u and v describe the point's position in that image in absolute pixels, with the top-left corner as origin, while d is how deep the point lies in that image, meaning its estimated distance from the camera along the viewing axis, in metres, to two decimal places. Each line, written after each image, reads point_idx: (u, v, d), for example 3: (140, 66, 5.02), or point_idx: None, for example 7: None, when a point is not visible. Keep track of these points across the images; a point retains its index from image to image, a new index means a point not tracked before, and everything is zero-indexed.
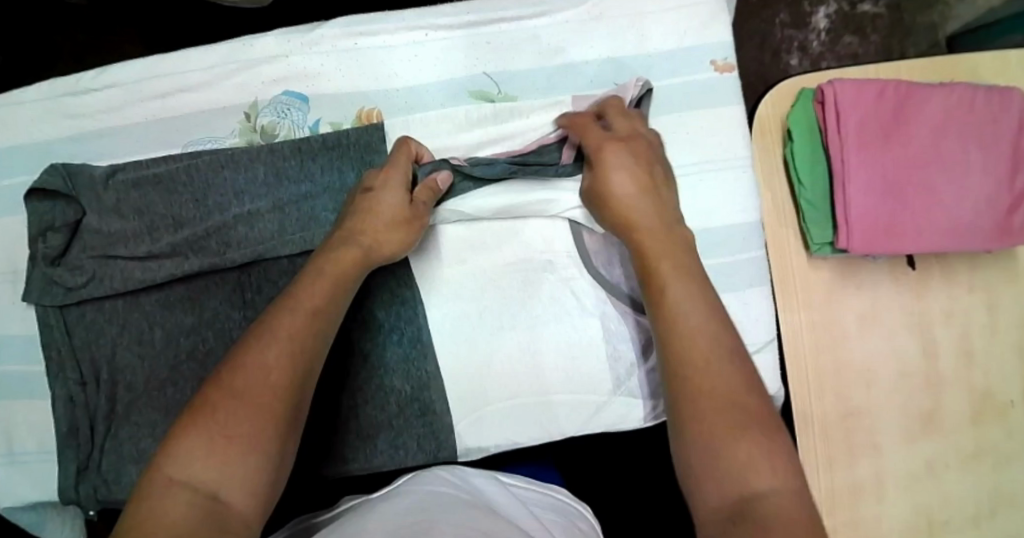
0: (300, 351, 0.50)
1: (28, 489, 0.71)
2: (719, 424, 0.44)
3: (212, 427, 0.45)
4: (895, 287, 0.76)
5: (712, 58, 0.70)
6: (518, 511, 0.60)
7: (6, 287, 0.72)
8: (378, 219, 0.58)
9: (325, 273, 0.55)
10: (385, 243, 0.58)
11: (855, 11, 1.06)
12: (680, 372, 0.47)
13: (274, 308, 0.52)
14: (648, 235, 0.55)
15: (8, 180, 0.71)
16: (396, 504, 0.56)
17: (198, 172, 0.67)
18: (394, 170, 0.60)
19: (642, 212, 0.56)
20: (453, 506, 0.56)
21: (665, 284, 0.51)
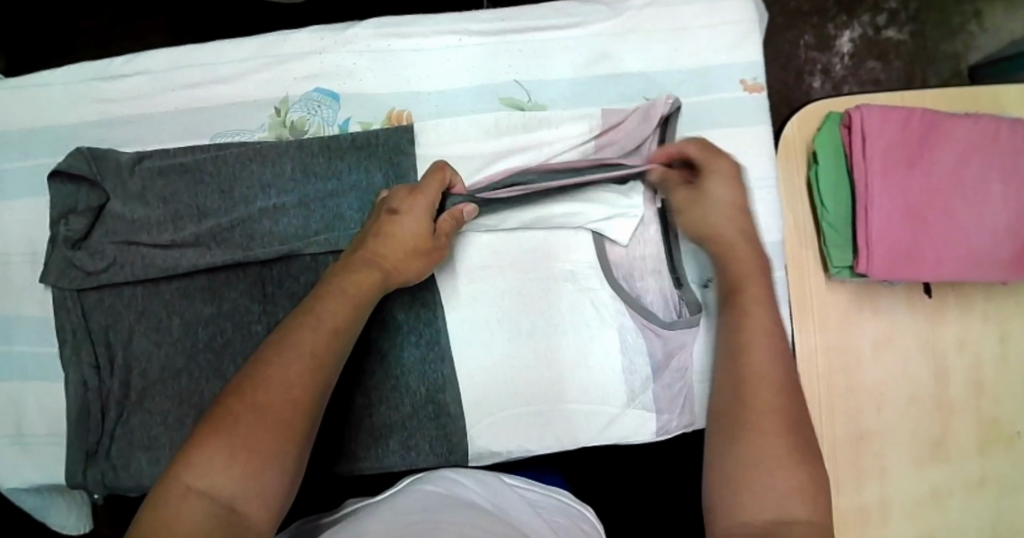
0: (322, 366, 0.50)
1: (34, 471, 0.70)
2: (777, 449, 0.44)
3: (234, 439, 0.45)
4: (911, 313, 0.76)
5: (742, 78, 0.70)
6: (525, 514, 0.60)
7: (24, 269, 0.72)
8: (400, 247, 0.57)
9: (347, 290, 0.54)
10: (402, 272, 0.58)
11: (879, 37, 1.07)
12: (741, 396, 0.47)
13: (294, 320, 0.51)
14: (735, 245, 0.55)
15: (34, 161, 0.72)
16: (406, 505, 0.56)
17: (225, 164, 0.67)
18: (422, 195, 0.59)
19: (729, 227, 0.56)
20: (463, 508, 0.56)
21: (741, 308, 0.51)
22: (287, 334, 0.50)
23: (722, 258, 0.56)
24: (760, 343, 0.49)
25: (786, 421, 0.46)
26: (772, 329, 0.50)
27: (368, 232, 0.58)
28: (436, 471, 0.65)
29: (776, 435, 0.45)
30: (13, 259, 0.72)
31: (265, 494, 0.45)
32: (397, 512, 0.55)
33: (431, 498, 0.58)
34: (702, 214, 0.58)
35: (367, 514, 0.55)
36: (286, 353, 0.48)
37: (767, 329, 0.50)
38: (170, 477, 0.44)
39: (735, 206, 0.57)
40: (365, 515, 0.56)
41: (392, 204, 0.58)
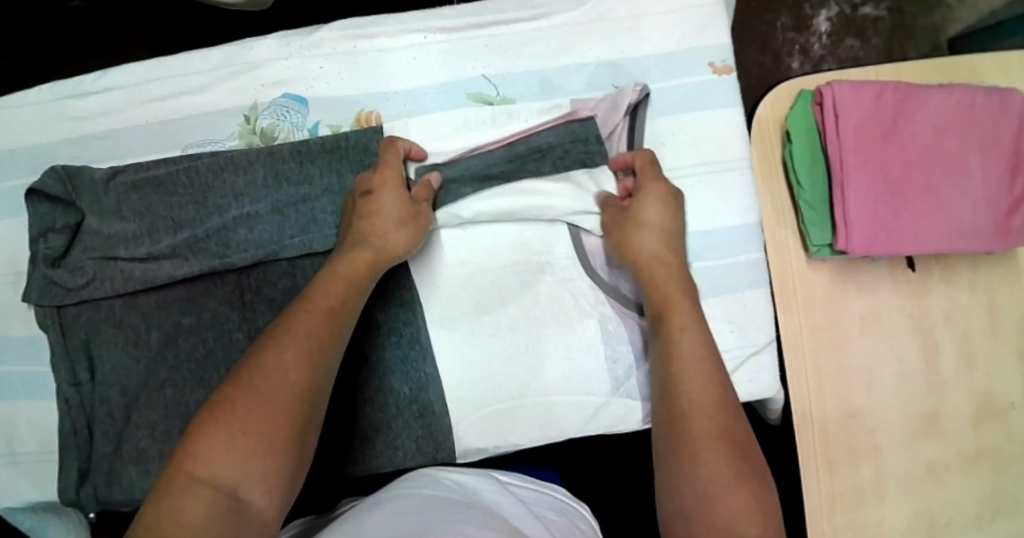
0: (318, 348, 0.52)
1: (27, 489, 0.71)
2: (725, 475, 0.48)
3: (231, 424, 0.47)
4: (896, 288, 0.76)
5: (711, 60, 0.70)
6: (520, 512, 0.60)
7: (6, 290, 0.72)
8: (385, 220, 0.61)
9: (341, 273, 0.58)
10: (393, 245, 0.60)
11: (857, 14, 1.06)
12: (686, 424, 0.51)
13: (293, 308, 0.54)
14: (663, 269, 0.60)
15: (9, 182, 0.72)
16: (389, 505, 0.57)
17: (198, 174, 0.67)
18: (391, 170, 0.62)
19: (661, 259, 0.61)
20: (447, 506, 0.57)
21: (677, 336, 0.56)
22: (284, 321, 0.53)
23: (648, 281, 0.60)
24: (698, 365, 0.54)
25: (729, 446, 0.49)
26: (706, 356, 0.54)
27: (353, 215, 0.62)
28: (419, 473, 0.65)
29: (722, 462, 0.48)
30: None
31: (270, 475, 0.46)
32: (379, 513, 0.55)
33: (414, 496, 0.58)
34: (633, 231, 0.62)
35: (352, 517, 0.56)
36: (282, 336, 0.51)
37: (700, 353, 0.54)
38: (171, 468, 0.45)
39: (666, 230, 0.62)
40: (349, 518, 0.56)
41: (364, 185, 0.62)
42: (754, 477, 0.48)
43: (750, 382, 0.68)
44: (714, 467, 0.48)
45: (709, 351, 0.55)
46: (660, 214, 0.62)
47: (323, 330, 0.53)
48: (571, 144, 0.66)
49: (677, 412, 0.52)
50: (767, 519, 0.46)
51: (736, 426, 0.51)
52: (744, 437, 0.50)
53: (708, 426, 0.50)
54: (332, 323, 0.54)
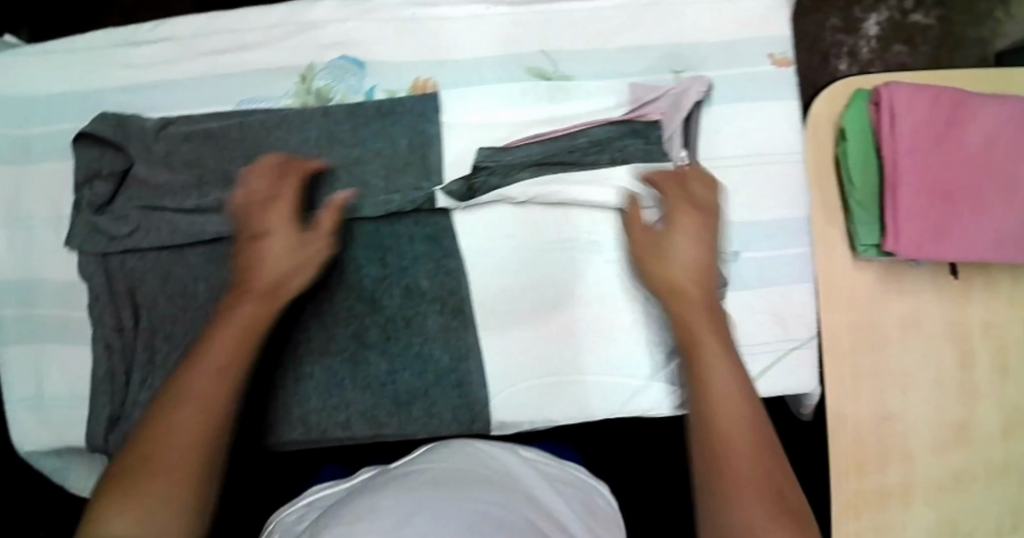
0: (213, 404, 0.51)
1: (59, 432, 0.72)
2: (760, 515, 0.46)
3: (132, 492, 0.46)
4: (938, 295, 0.76)
5: (771, 52, 0.69)
6: (550, 493, 0.61)
7: (49, 233, 0.73)
8: (270, 259, 0.59)
9: (234, 327, 0.56)
10: (284, 283, 0.59)
11: (906, 20, 1.05)
12: (720, 460, 0.49)
13: (183, 366, 0.53)
14: (693, 307, 0.59)
15: (57, 126, 0.73)
16: (416, 475, 0.57)
17: (250, 130, 0.67)
18: (280, 206, 0.61)
19: (700, 281, 0.60)
20: (472, 477, 0.57)
21: (708, 367, 0.54)
22: (179, 381, 0.51)
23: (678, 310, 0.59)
24: (730, 397, 0.52)
25: (766, 484, 0.47)
26: (740, 387, 0.53)
27: (238, 256, 0.60)
28: (441, 445, 0.66)
29: (756, 499, 0.47)
30: (39, 222, 0.74)
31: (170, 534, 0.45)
32: (407, 482, 0.56)
33: (439, 468, 0.59)
34: (667, 265, 0.60)
35: (386, 485, 0.56)
36: (177, 397, 0.50)
37: (732, 386, 0.53)
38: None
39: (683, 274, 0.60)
40: (377, 485, 0.57)
41: (249, 228, 0.60)
42: (791, 516, 0.46)
43: (783, 378, 0.68)
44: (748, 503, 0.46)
45: (745, 387, 0.53)
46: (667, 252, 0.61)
47: (219, 383, 0.52)
48: (631, 139, 0.65)
49: (711, 453, 0.50)
50: None
51: (774, 469, 0.49)
52: (784, 476, 0.49)
53: (744, 463, 0.49)
54: (233, 378, 0.53)
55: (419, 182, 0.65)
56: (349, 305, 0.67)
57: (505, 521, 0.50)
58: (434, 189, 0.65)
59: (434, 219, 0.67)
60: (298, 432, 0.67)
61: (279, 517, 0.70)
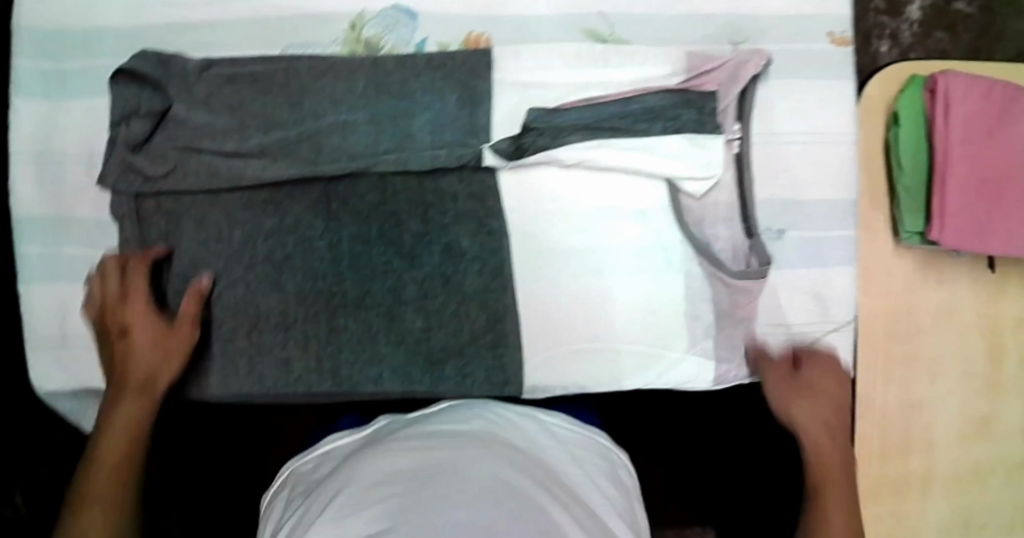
0: (117, 505, 0.55)
1: (83, 373, 0.72)
2: None
3: None
4: (974, 286, 0.75)
5: (830, 30, 0.68)
6: (576, 467, 0.61)
7: (80, 171, 0.72)
8: (142, 350, 0.62)
9: (121, 424, 0.60)
10: (163, 376, 0.63)
11: (949, 8, 1.04)
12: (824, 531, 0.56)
13: (80, 473, 0.57)
14: (816, 424, 0.62)
15: (94, 62, 0.71)
16: (438, 435, 0.58)
17: (297, 75, 0.66)
18: (136, 286, 0.64)
19: (833, 420, 0.62)
20: (495, 440, 0.58)
21: (826, 471, 0.60)
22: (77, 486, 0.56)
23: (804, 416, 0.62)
24: (839, 506, 0.58)
25: None
26: (850, 512, 0.58)
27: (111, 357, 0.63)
28: (457, 400, 0.67)
29: None
30: (70, 159, 0.72)
31: None
32: (430, 442, 0.57)
33: (459, 427, 0.59)
34: (801, 392, 0.63)
35: (412, 449, 0.55)
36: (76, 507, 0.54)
37: (845, 507, 0.58)
38: None
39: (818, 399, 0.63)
40: (398, 441, 0.58)
41: (115, 323, 0.64)
42: None
43: None
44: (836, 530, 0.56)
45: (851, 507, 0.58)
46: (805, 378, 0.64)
47: (108, 484, 0.56)
48: (684, 108, 0.64)
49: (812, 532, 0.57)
50: None
51: None
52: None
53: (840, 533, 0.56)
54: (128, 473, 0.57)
55: (466, 138, 0.64)
56: (387, 260, 0.66)
57: (530, 488, 0.51)
58: (483, 145, 0.64)
59: (480, 178, 0.66)
60: (329, 383, 0.67)
61: (294, 464, 0.69)
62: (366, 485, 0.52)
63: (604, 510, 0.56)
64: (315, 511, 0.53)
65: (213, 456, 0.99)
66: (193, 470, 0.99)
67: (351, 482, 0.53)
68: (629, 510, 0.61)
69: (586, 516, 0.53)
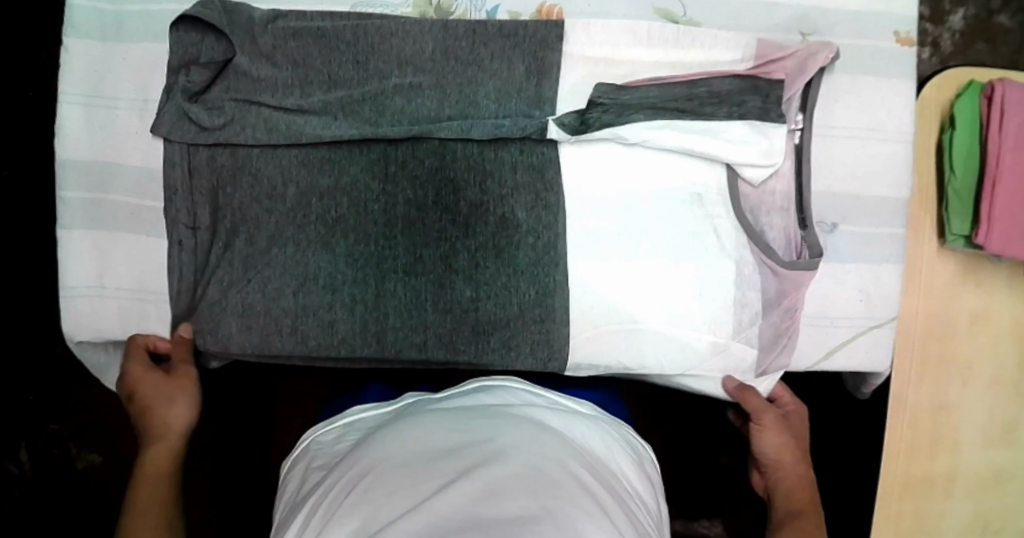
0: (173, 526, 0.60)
1: (118, 324, 0.70)
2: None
3: None
4: (1012, 293, 0.76)
5: (896, 29, 0.69)
6: (608, 454, 0.56)
7: (132, 117, 0.70)
8: (156, 409, 0.68)
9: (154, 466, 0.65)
10: (178, 421, 0.68)
11: (990, 20, 0.93)
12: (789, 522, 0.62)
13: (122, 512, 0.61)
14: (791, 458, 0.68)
15: (157, 7, 0.70)
16: (472, 418, 0.53)
17: (365, 33, 0.65)
18: (132, 360, 0.69)
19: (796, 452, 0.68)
20: (532, 425, 0.53)
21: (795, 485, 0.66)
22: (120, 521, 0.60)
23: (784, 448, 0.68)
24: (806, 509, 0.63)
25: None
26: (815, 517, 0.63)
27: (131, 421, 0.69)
28: (491, 379, 0.63)
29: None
30: (122, 103, 0.70)
31: None
32: (463, 427, 0.52)
33: (493, 412, 0.55)
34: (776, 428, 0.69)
35: (428, 434, 0.51)
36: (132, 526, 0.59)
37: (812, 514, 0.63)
38: None
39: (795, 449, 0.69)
40: (428, 423, 0.53)
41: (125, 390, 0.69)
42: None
43: (863, 355, 0.70)
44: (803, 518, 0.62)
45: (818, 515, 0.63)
46: (788, 427, 0.70)
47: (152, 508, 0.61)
48: (749, 96, 0.64)
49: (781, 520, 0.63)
50: None
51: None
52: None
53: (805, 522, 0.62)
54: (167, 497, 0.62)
55: (532, 110, 0.65)
56: (441, 227, 0.66)
57: (570, 485, 0.46)
58: (548, 118, 0.65)
59: (541, 150, 0.66)
60: (371, 348, 0.67)
61: (315, 434, 0.63)
62: (391, 473, 0.47)
63: (633, 505, 0.51)
64: (335, 497, 0.48)
65: (232, 418, 0.99)
66: (210, 428, 0.99)
67: (376, 467, 0.49)
68: (657, 511, 0.56)
69: (631, 523, 0.47)
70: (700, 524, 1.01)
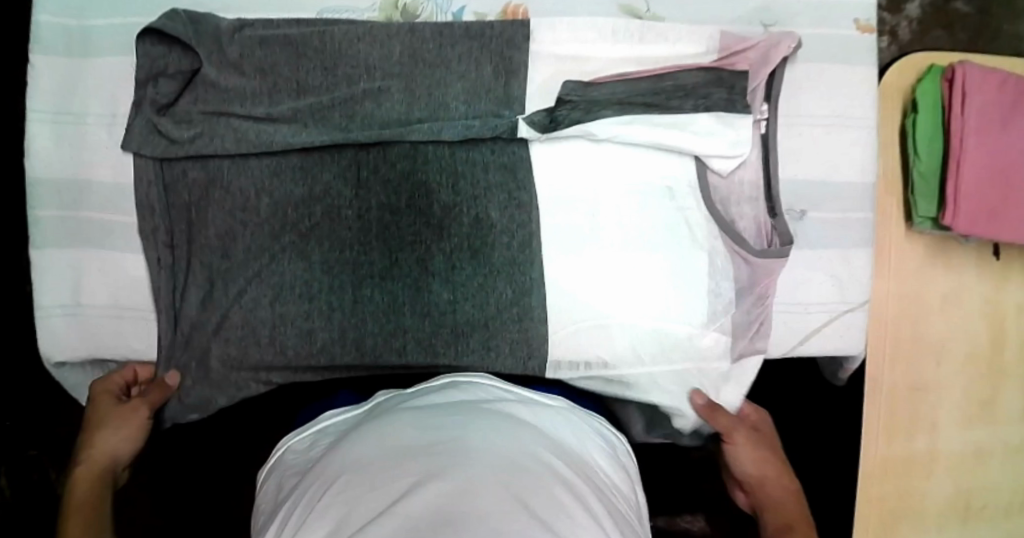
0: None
1: (94, 342, 0.70)
2: None
3: None
4: (980, 272, 0.77)
5: (856, 17, 0.70)
6: (580, 443, 0.57)
7: (101, 133, 0.69)
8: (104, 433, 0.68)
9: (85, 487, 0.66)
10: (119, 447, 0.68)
11: (947, 6, 0.94)
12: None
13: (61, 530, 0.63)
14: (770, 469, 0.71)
15: (122, 20, 0.70)
16: (440, 417, 0.53)
17: (332, 39, 0.65)
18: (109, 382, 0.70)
19: (773, 468, 0.71)
20: (500, 420, 0.53)
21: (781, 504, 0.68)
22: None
23: (762, 465, 0.71)
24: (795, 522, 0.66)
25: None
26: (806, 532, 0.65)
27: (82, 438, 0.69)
28: (460, 375, 0.63)
29: None
30: (91, 119, 0.69)
31: None
32: (431, 426, 0.51)
33: (460, 409, 0.54)
34: (753, 447, 0.71)
35: (397, 429, 0.52)
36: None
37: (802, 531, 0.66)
38: None
39: (771, 462, 0.71)
40: (396, 424, 0.53)
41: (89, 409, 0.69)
42: None
43: (838, 339, 0.71)
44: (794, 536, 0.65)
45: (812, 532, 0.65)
46: (761, 440, 0.72)
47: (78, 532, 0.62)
48: (715, 88, 0.65)
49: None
50: None
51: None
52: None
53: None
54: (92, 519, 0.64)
55: (499, 109, 0.65)
56: (415, 230, 0.66)
57: (541, 479, 0.46)
58: (518, 117, 0.65)
59: (512, 149, 0.66)
60: (350, 354, 0.67)
61: (288, 443, 0.63)
62: (361, 477, 0.47)
63: (606, 490, 0.53)
64: (308, 503, 0.48)
65: (212, 441, 0.99)
66: (191, 449, 0.99)
67: (347, 472, 0.48)
68: (631, 495, 0.57)
69: (604, 510, 0.48)
70: (685, 519, 1.02)
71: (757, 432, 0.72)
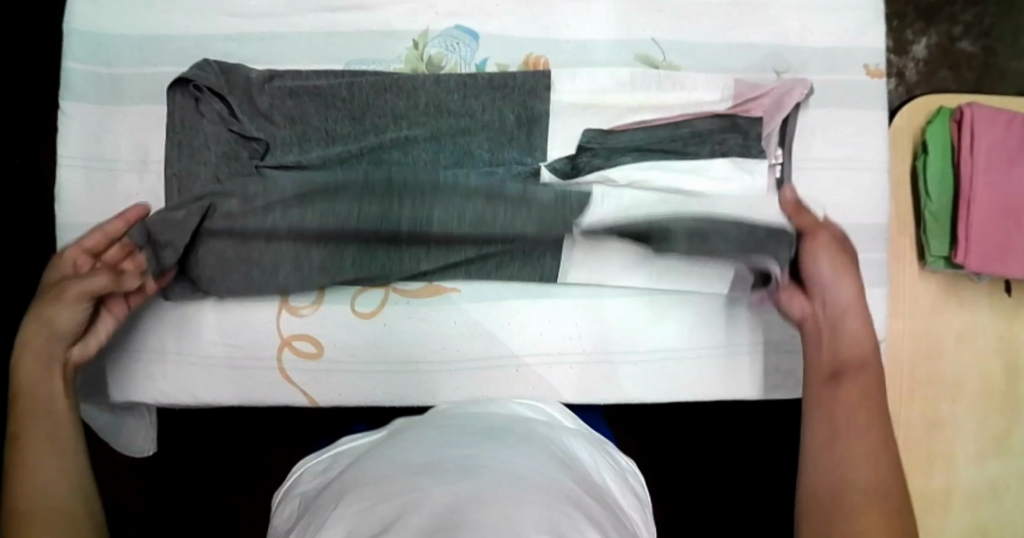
0: (63, 448, 0.52)
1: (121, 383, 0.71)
2: (860, 390, 0.55)
3: None
4: (992, 308, 0.78)
5: (866, 62, 0.72)
6: (594, 465, 0.58)
7: (133, 178, 0.71)
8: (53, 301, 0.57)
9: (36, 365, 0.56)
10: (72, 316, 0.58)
11: (953, 47, 0.97)
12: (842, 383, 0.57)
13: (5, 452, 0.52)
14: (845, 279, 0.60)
15: (153, 68, 0.72)
16: (448, 436, 0.53)
17: (361, 91, 0.67)
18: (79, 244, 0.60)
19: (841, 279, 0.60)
20: (510, 439, 0.53)
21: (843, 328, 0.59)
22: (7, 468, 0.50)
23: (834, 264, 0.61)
24: (857, 314, 0.59)
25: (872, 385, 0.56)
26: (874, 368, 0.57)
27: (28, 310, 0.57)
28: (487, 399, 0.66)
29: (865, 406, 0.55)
30: (122, 165, 0.71)
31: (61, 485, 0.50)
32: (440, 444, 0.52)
33: (479, 430, 0.55)
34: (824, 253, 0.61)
35: (400, 449, 0.52)
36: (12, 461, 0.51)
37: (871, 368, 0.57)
38: None
39: (849, 285, 0.60)
40: (404, 444, 0.53)
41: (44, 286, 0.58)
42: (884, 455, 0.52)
43: None
44: (846, 338, 0.58)
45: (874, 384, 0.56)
46: (842, 252, 0.62)
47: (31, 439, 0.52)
48: (730, 133, 0.67)
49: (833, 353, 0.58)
50: (877, 467, 0.51)
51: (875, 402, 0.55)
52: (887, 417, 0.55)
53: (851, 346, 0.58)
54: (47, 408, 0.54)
55: (522, 157, 0.67)
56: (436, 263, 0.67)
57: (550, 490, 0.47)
58: (540, 164, 0.67)
59: None
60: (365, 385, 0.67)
61: (305, 466, 0.64)
62: (372, 485, 0.47)
63: (615, 505, 0.54)
64: (321, 510, 0.49)
65: (222, 473, 0.99)
66: (203, 482, 0.99)
67: (359, 484, 0.48)
68: (638, 512, 0.57)
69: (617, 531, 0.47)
70: None
71: (844, 245, 0.62)
